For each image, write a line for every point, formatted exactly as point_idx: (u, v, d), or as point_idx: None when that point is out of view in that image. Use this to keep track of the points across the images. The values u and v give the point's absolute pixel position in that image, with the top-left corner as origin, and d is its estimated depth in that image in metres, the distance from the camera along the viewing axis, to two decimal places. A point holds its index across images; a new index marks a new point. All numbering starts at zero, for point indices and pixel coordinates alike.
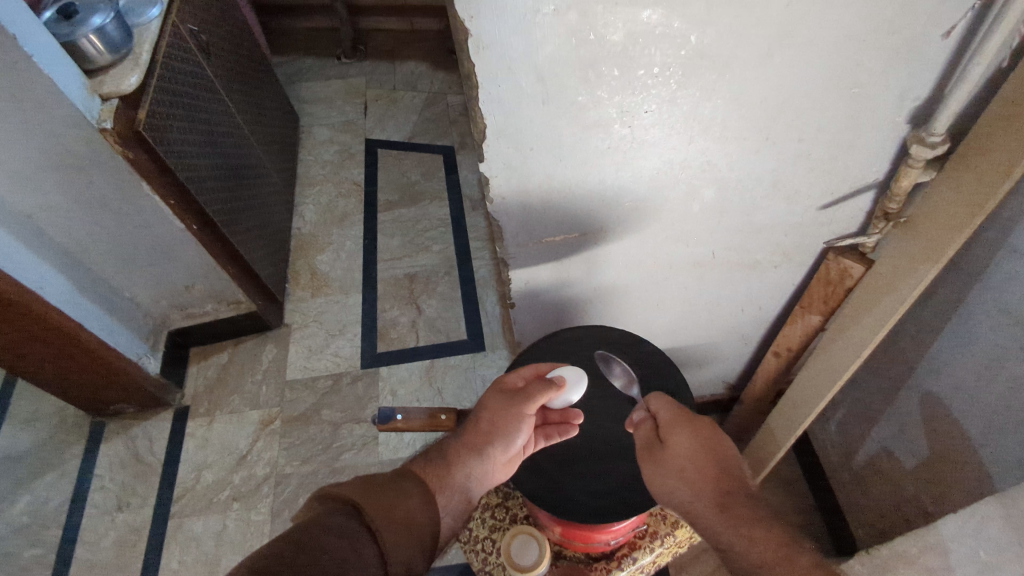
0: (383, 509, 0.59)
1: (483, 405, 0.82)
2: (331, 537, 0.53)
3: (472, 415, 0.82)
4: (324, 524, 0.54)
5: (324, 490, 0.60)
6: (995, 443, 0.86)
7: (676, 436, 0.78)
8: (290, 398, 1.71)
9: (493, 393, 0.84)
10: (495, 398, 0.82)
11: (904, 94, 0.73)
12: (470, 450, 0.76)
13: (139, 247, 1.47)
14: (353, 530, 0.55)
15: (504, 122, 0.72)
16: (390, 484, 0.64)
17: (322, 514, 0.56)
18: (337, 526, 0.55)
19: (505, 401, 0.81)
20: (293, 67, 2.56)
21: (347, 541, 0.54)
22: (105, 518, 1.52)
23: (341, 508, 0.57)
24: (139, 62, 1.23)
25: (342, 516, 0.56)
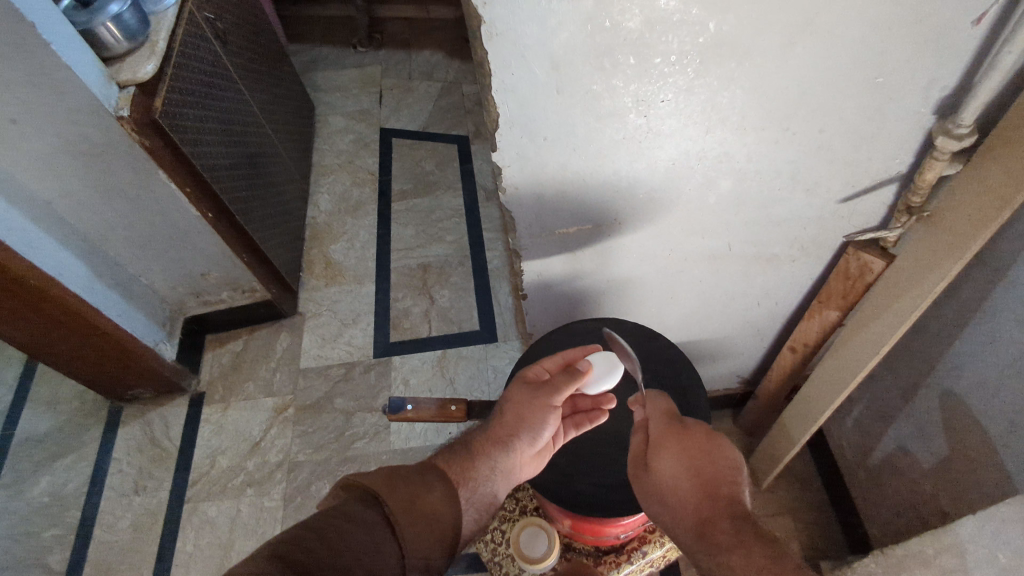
0: (405, 502, 0.58)
1: (509, 397, 0.81)
2: (351, 529, 0.53)
3: (497, 408, 0.81)
4: (345, 515, 0.54)
5: (348, 479, 0.60)
6: (1018, 443, 0.84)
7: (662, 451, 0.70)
8: (303, 385, 1.72)
9: (518, 386, 0.83)
10: (521, 390, 0.82)
11: (931, 83, 0.71)
12: (496, 441, 0.75)
13: (156, 235, 1.48)
14: (374, 522, 0.55)
15: (518, 111, 0.71)
16: (414, 475, 0.63)
17: (344, 505, 0.56)
18: (358, 517, 0.54)
19: (531, 393, 0.81)
20: (309, 55, 2.57)
21: (366, 534, 0.53)
22: (122, 501, 1.54)
23: (363, 498, 0.57)
24: (156, 49, 1.23)
25: (363, 507, 0.56)
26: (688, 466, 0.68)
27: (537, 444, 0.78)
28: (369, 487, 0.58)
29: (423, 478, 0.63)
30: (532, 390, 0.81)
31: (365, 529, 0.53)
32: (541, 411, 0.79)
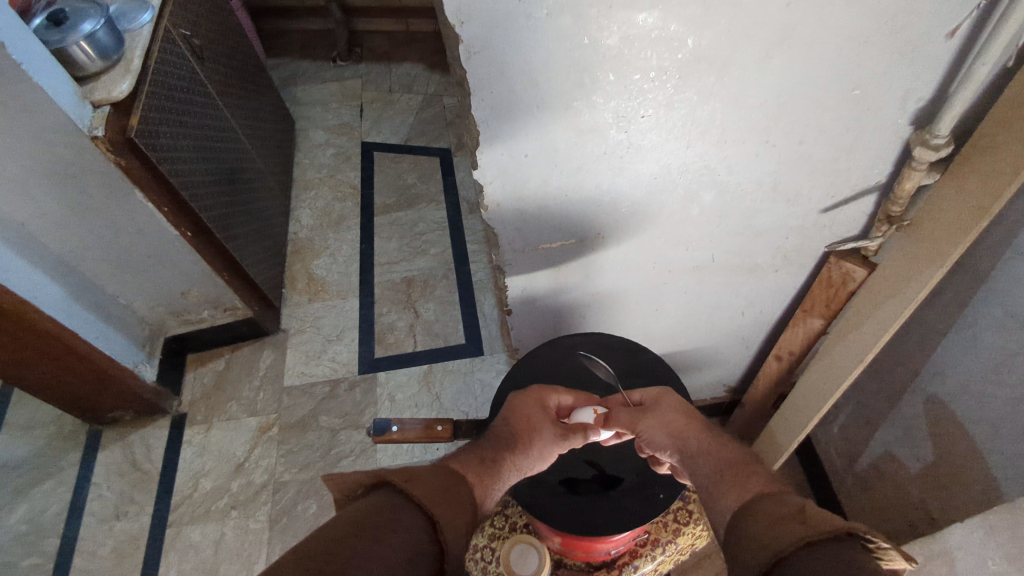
0: (443, 506, 0.56)
1: (518, 415, 0.80)
2: (389, 536, 0.51)
3: (502, 423, 0.79)
4: (380, 519, 0.52)
5: (374, 474, 0.57)
6: (1001, 449, 0.85)
7: (649, 423, 0.77)
8: (287, 404, 1.70)
9: (527, 403, 0.82)
10: (532, 412, 0.81)
11: (908, 94, 0.71)
12: (508, 453, 0.73)
13: (132, 255, 1.45)
14: (410, 526, 0.53)
15: (497, 128, 0.71)
16: (435, 478, 0.60)
17: (378, 505, 0.54)
18: (394, 521, 0.52)
19: (542, 418, 0.80)
20: (287, 69, 2.55)
21: (406, 540, 0.51)
22: (103, 526, 1.50)
23: (395, 498, 0.55)
24: (131, 67, 1.21)
25: (398, 510, 0.53)
26: (678, 428, 0.75)
27: (534, 469, 0.77)
28: (400, 485, 0.56)
29: (446, 480, 0.61)
30: (545, 415, 0.81)
31: (403, 535, 0.51)
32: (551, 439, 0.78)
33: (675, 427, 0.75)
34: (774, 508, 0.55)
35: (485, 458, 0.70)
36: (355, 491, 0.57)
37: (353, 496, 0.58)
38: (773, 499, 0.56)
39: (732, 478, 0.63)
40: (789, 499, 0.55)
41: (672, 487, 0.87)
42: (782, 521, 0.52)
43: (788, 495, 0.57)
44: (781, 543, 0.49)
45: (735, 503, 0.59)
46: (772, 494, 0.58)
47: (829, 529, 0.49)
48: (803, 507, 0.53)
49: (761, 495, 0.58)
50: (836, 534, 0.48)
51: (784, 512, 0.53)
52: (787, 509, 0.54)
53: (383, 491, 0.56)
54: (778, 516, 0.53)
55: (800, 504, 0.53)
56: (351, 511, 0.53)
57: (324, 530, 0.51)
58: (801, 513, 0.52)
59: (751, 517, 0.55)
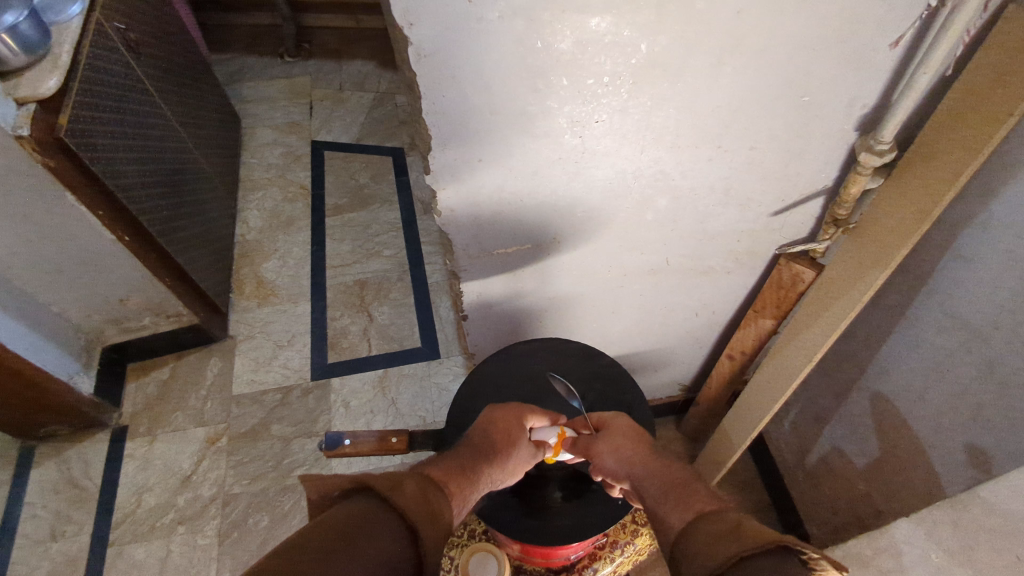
0: (427, 519, 0.54)
1: (494, 423, 0.79)
2: (375, 543, 0.48)
3: (476, 432, 0.78)
4: (364, 526, 0.49)
5: (355, 478, 0.55)
6: (942, 444, 0.88)
7: (602, 447, 0.77)
8: (236, 413, 1.63)
9: (503, 412, 0.81)
10: (507, 420, 0.80)
11: (853, 101, 0.73)
12: (485, 462, 0.72)
13: (65, 261, 1.36)
14: (394, 535, 0.51)
15: (450, 132, 0.69)
16: (416, 487, 0.58)
17: (358, 511, 0.51)
18: (379, 530, 0.50)
19: (518, 427, 0.80)
20: (232, 65, 2.46)
21: (390, 548, 0.49)
22: (38, 548, 1.42)
23: (378, 506, 0.52)
24: (58, 63, 1.14)
25: (382, 518, 0.51)
26: (628, 451, 0.75)
27: (506, 479, 0.77)
28: (383, 492, 0.54)
29: (426, 488, 0.59)
30: (521, 427, 0.80)
31: (388, 545, 0.49)
32: (524, 453, 0.78)
33: (625, 450, 0.75)
34: (714, 525, 0.55)
35: (464, 468, 0.68)
36: (332, 494, 0.55)
37: (329, 498, 0.55)
38: (714, 516, 0.56)
39: (676, 497, 0.63)
40: (729, 515, 0.56)
41: None
42: (721, 538, 0.52)
43: (727, 511, 0.57)
44: (716, 561, 0.50)
45: (679, 522, 0.59)
46: (715, 511, 0.58)
47: (763, 544, 0.49)
48: (739, 522, 0.54)
49: (702, 512, 0.58)
50: (768, 548, 0.49)
51: (720, 529, 0.54)
52: (727, 525, 0.54)
53: (363, 496, 0.53)
54: (717, 533, 0.53)
55: (737, 519, 0.54)
56: (332, 515, 0.50)
57: (307, 533, 0.48)
58: (738, 528, 0.53)
59: (693, 536, 0.55)
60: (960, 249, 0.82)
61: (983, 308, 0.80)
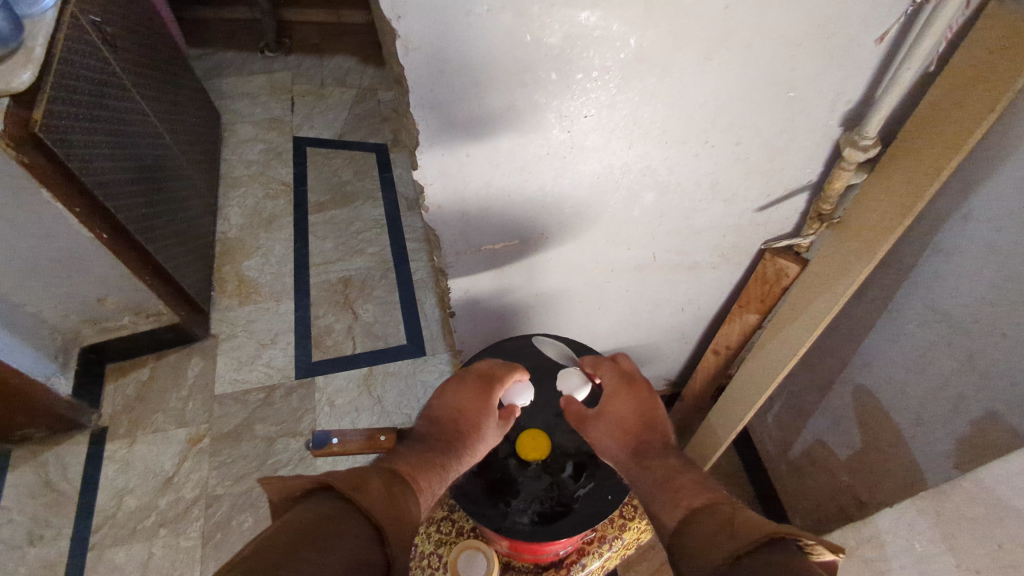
0: (390, 515, 0.55)
1: (460, 411, 0.77)
2: (340, 542, 0.49)
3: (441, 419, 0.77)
4: (327, 523, 0.50)
5: (319, 479, 0.55)
6: (924, 435, 0.89)
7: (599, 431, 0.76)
8: (218, 413, 1.61)
9: (469, 394, 0.79)
10: (474, 406, 0.78)
11: (838, 97, 0.73)
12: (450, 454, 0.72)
13: (40, 260, 1.33)
14: (358, 532, 0.51)
15: (438, 127, 0.68)
16: (379, 483, 0.59)
17: (322, 512, 0.52)
18: (345, 529, 0.51)
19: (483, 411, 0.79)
20: (211, 60, 2.42)
21: (356, 545, 0.50)
22: (14, 554, 1.38)
23: (341, 505, 0.53)
24: (33, 56, 1.11)
25: (347, 518, 0.52)
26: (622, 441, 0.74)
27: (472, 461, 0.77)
28: (345, 491, 0.54)
29: (389, 486, 0.59)
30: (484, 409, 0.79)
31: (356, 544, 0.50)
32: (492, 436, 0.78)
33: (622, 434, 0.75)
34: (709, 521, 0.56)
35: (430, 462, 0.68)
36: (297, 495, 0.55)
37: (293, 500, 0.56)
38: (707, 511, 0.58)
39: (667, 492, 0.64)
40: (721, 510, 0.57)
41: (619, 486, 0.85)
42: (716, 534, 0.54)
43: (720, 505, 0.58)
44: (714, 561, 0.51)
45: (671, 521, 0.60)
46: (707, 506, 0.59)
47: (755, 537, 0.51)
48: (733, 516, 0.55)
49: (693, 509, 0.59)
50: (762, 541, 0.50)
51: (714, 527, 0.55)
52: (721, 522, 0.55)
53: (327, 497, 0.54)
54: (712, 530, 0.54)
55: (730, 514, 0.55)
56: (297, 516, 0.51)
57: (274, 534, 0.49)
58: (732, 523, 0.54)
59: (688, 536, 0.56)
60: (941, 243, 0.84)
61: (963, 301, 0.81)
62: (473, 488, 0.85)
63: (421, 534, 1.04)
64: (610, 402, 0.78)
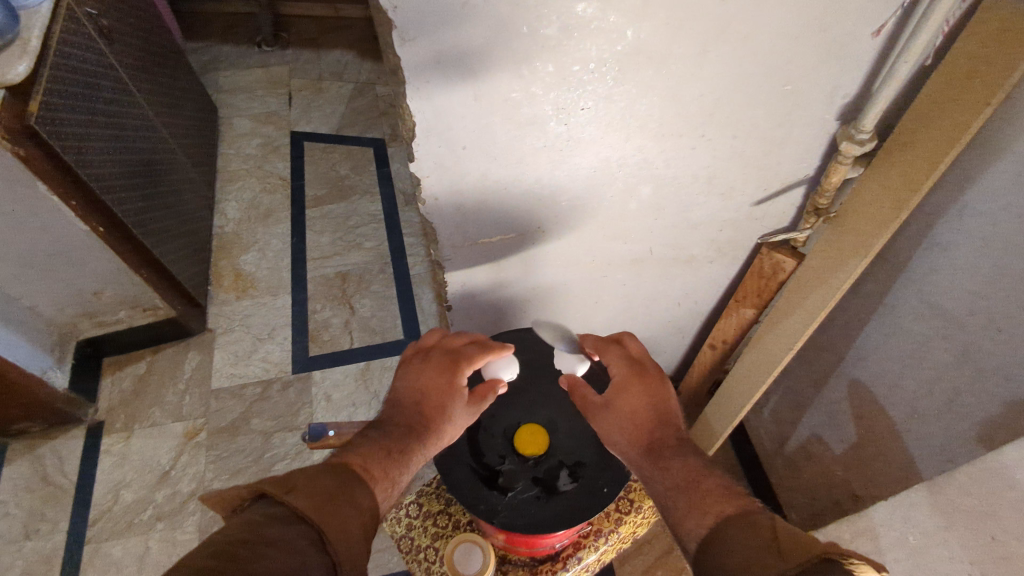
0: (330, 512, 0.54)
1: (424, 391, 0.76)
2: (271, 548, 0.47)
3: (405, 401, 0.75)
4: (259, 531, 0.49)
5: (254, 487, 0.54)
6: (918, 429, 0.89)
7: (610, 424, 0.75)
8: (215, 407, 1.61)
9: (433, 374, 0.77)
10: (439, 386, 0.76)
11: (834, 90, 0.73)
12: (415, 438, 0.70)
13: (36, 253, 1.32)
14: (295, 535, 0.50)
15: (434, 119, 0.68)
16: (326, 480, 0.58)
17: (254, 519, 0.50)
18: (279, 535, 0.49)
19: (449, 389, 0.77)
20: (208, 53, 2.42)
21: (290, 549, 0.48)
22: (11, 547, 1.38)
23: (275, 510, 0.52)
24: (29, 47, 1.10)
25: (282, 524, 0.51)
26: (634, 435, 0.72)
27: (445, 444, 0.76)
28: (279, 495, 0.53)
29: (338, 478, 0.58)
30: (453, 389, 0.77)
31: (291, 549, 0.49)
32: (461, 415, 0.77)
33: (633, 432, 0.73)
34: (746, 534, 0.55)
35: (392, 450, 0.67)
36: (237, 506, 0.55)
37: (234, 510, 0.55)
38: (741, 522, 0.56)
39: (689, 497, 0.62)
40: (757, 519, 0.56)
41: (616, 479, 0.85)
42: (757, 553, 0.53)
43: (754, 513, 0.57)
44: None
45: (700, 529, 0.59)
46: (737, 513, 0.58)
47: (804, 560, 0.50)
48: (776, 532, 0.54)
49: (727, 517, 0.58)
50: (813, 562, 0.49)
51: (758, 541, 0.54)
52: (759, 535, 0.54)
53: (263, 505, 0.53)
54: (752, 547, 0.53)
55: (772, 529, 0.54)
56: (229, 526, 0.50)
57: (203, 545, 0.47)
58: (775, 541, 0.53)
59: (721, 549, 0.56)
60: (937, 237, 0.84)
61: (959, 295, 0.81)
62: (468, 480, 0.85)
63: (418, 528, 1.05)
64: (619, 396, 0.75)
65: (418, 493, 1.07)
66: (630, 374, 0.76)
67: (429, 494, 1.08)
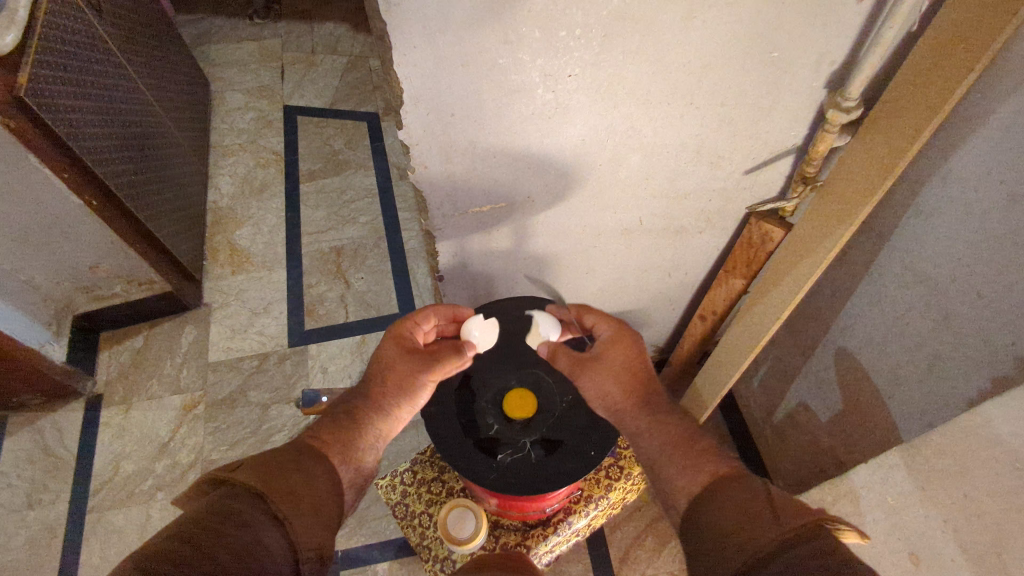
0: (282, 489, 0.58)
1: (387, 366, 0.78)
2: (224, 520, 0.51)
3: (369, 377, 0.78)
4: (215, 509, 0.53)
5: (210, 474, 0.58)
6: (901, 394, 0.91)
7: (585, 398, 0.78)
8: (213, 380, 1.63)
9: (391, 349, 0.80)
10: (399, 358, 0.78)
11: (821, 58, 0.74)
12: (368, 407, 0.74)
13: (30, 227, 1.33)
14: (249, 509, 0.54)
15: (421, 87, 0.68)
16: (282, 460, 0.62)
17: (211, 499, 0.54)
18: (234, 510, 0.53)
19: (407, 358, 0.79)
20: (200, 28, 2.40)
21: (243, 523, 0.52)
22: (14, 517, 1.41)
23: (231, 490, 0.56)
24: (15, 18, 1.09)
25: (235, 499, 0.55)
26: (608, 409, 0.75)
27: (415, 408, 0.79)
28: (233, 477, 0.57)
29: (291, 461, 0.62)
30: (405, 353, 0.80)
31: (243, 524, 0.52)
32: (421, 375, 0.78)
33: (607, 402, 0.75)
34: (737, 496, 0.59)
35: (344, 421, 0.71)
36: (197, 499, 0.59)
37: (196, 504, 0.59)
38: (737, 484, 0.60)
39: (672, 463, 0.66)
40: (751, 484, 0.59)
41: (603, 444, 0.87)
42: (751, 514, 0.55)
43: (746, 477, 0.61)
44: (755, 541, 0.53)
45: (687, 494, 0.62)
46: (728, 478, 0.61)
47: (801, 522, 0.52)
48: (768, 497, 0.57)
49: (717, 481, 0.61)
50: (807, 525, 0.52)
51: (751, 502, 0.57)
52: (749, 498, 0.58)
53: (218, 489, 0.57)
54: (746, 508, 0.56)
55: (765, 491, 0.58)
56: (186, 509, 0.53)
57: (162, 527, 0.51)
58: (771, 505, 0.56)
59: (711, 509, 0.59)
60: (922, 205, 0.85)
61: (941, 263, 0.83)
62: (460, 445, 0.86)
63: (412, 494, 1.08)
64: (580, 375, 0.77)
65: (412, 461, 1.10)
66: (578, 359, 0.78)
67: (423, 462, 1.10)
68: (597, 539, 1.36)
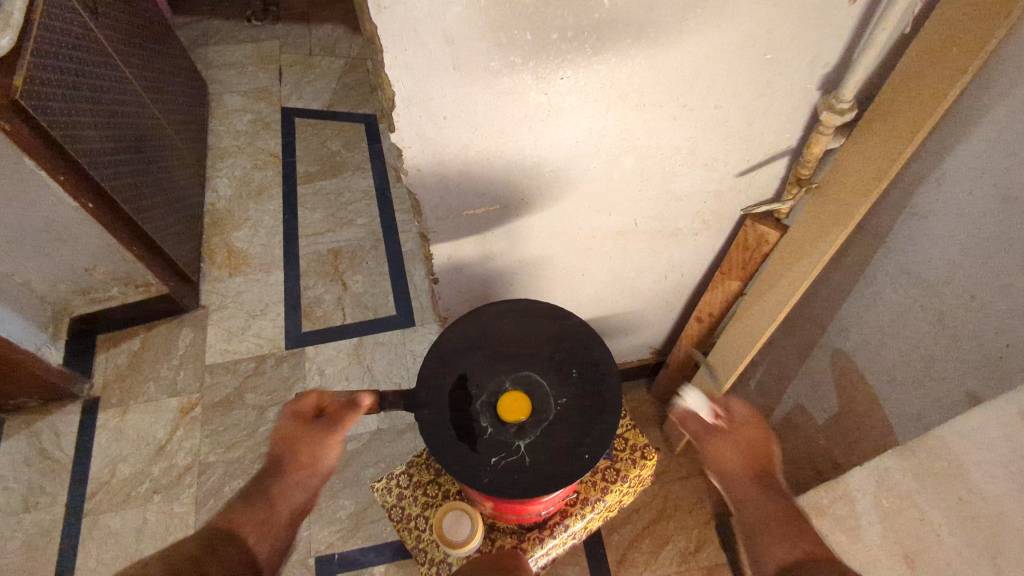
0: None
1: (294, 441, 0.82)
2: None
3: (274, 454, 0.81)
4: None
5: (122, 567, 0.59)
6: (897, 397, 0.91)
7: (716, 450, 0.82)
8: (209, 383, 1.62)
9: (288, 424, 0.83)
10: (306, 433, 0.83)
11: (815, 60, 0.74)
12: (277, 486, 0.77)
13: (26, 230, 1.33)
14: None
15: (414, 90, 0.68)
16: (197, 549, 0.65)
17: None
18: None
19: (309, 427, 0.83)
20: (198, 29, 2.40)
21: None
22: (11, 520, 1.41)
23: None
24: (11, 20, 1.10)
25: None
26: (731, 468, 0.80)
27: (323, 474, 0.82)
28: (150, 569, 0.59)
29: (206, 549, 0.65)
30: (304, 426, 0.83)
31: None
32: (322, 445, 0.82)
33: (741, 460, 0.80)
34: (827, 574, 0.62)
35: (254, 501, 0.75)
36: None
37: None
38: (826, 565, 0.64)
39: (781, 529, 0.69)
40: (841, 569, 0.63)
41: (597, 447, 0.87)
42: None
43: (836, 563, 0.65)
44: None
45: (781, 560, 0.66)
46: (820, 557, 0.65)
47: None
48: None
49: (819, 557, 0.65)
50: None
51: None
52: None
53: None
54: None
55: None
56: None
57: None
58: None
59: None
60: (916, 207, 0.85)
61: (935, 264, 0.82)
62: (455, 449, 0.86)
63: (408, 497, 1.07)
64: (752, 427, 0.83)
65: (408, 464, 1.10)
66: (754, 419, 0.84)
67: (420, 464, 1.10)
68: (595, 541, 1.36)
